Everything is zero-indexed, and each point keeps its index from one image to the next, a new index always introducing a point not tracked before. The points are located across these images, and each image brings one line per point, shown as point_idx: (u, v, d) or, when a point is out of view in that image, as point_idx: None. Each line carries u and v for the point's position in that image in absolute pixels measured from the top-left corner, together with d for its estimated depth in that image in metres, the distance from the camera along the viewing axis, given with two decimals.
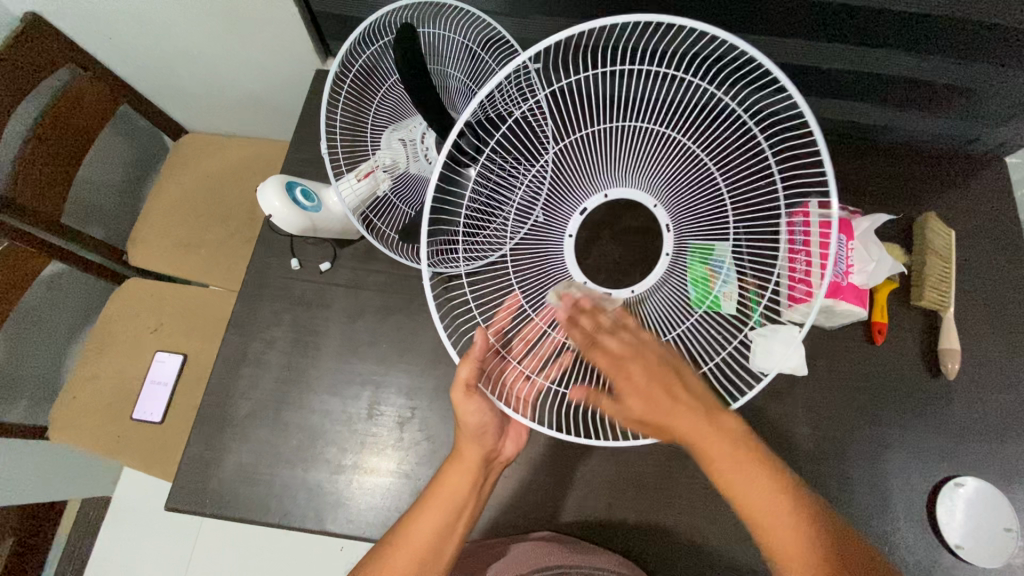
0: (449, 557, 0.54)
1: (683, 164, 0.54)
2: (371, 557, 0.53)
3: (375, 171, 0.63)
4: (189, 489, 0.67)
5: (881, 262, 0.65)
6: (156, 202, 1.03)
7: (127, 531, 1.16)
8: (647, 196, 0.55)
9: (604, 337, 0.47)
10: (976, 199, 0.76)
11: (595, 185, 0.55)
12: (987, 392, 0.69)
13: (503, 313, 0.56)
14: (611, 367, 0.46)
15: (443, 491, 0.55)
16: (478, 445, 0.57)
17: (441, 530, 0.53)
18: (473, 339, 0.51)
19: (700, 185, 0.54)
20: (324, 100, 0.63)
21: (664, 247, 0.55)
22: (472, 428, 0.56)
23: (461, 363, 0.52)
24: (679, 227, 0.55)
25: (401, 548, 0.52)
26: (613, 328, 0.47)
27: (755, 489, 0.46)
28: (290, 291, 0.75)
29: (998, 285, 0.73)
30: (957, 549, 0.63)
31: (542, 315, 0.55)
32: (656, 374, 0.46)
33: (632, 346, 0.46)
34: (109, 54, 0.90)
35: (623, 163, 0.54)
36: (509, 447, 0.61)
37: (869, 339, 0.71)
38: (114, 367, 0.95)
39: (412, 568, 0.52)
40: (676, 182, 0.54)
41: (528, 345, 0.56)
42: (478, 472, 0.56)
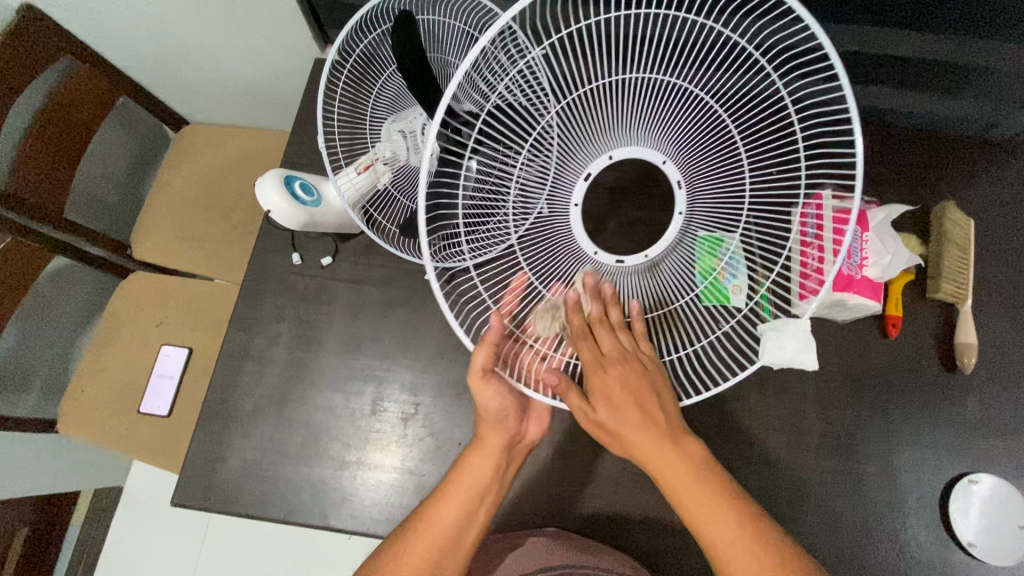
0: (469, 545, 0.53)
1: (694, 122, 0.51)
2: (390, 546, 0.52)
3: (374, 165, 0.62)
4: (195, 485, 0.67)
5: (898, 254, 0.63)
6: (158, 195, 1.03)
7: (139, 521, 1.19)
8: (655, 153, 0.53)
9: (599, 330, 0.51)
10: (999, 185, 0.73)
11: (600, 147, 0.54)
12: (1004, 387, 0.67)
13: (510, 295, 0.55)
14: (595, 362, 0.50)
15: (463, 477, 0.54)
16: (499, 431, 0.57)
17: (463, 517, 0.53)
18: (489, 324, 0.50)
19: (710, 144, 0.52)
20: (321, 90, 0.61)
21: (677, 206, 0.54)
22: (493, 413, 0.56)
23: (476, 350, 0.51)
24: (690, 185, 0.54)
25: (422, 533, 0.52)
26: (614, 327, 0.52)
27: (712, 504, 0.46)
28: (292, 287, 0.74)
29: (1018, 277, 0.70)
30: (969, 547, 0.62)
31: (553, 290, 0.54)
32: (631, 383, 0.49)
33: (624, 351, 0.51)
34: (108, 45, 0.89)
35: (628, 122, 0.52)
36: (533, 428, 0.61)
37: (883, 334, 0.69)
38: (121, 361, 0.96)
39: (430, 552, 0.51)
40: (686, 140, 0.52)
41: (541, 325, 0.56)
42: (501, 459, 0.56)
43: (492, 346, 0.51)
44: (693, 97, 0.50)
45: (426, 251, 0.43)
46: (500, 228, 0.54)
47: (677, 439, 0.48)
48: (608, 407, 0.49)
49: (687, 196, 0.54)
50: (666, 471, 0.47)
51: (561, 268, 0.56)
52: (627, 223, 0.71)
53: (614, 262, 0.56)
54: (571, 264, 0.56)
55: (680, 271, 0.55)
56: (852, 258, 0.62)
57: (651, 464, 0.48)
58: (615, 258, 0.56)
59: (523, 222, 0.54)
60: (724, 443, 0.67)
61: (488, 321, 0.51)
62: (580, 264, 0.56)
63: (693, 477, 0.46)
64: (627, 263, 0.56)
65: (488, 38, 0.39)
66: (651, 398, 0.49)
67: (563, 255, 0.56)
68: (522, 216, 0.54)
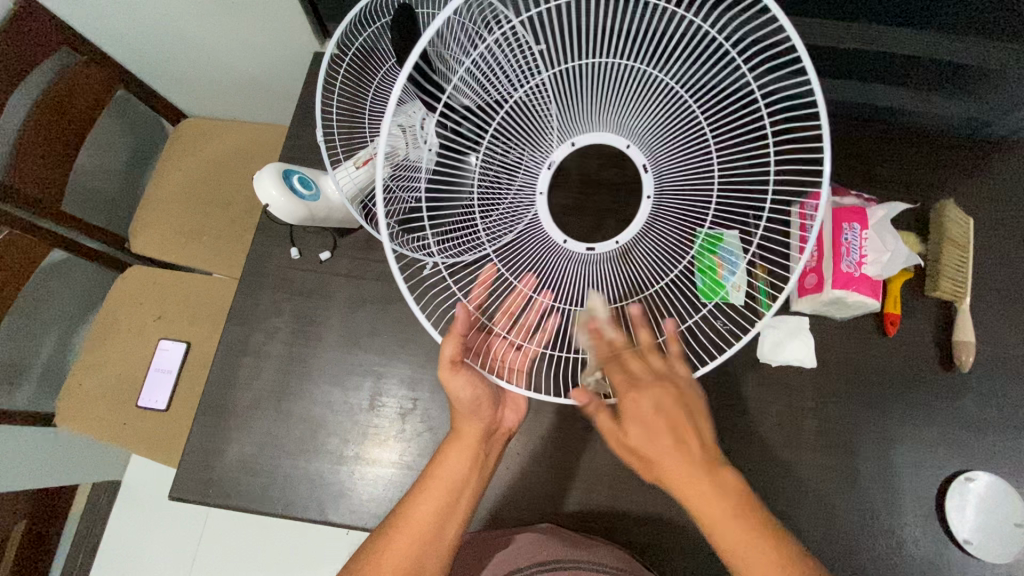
0: (451, 538, 0.53)
1: (659, 105, 0.50)
2: (373, 542, 0.53)
3: (373, 159, 0.61)
4: (193, 479, 0.67)
5: (897, 251, 0.63)
6: (156, 189, 1.02)
7: (137, 515, 1.19)
8: (619, 138, 0.53)
9: (627, 356, 0.49)
10: (996, 185, 0.73)
11: (564, 134, 0.53)
12: (1001, 385, 0.68)
13: (480, 287, 0.56)
14: (625, 384, 0.48)
15: (442, 473, 0.54)
16: (475, 421, 0.56)
17: (441, 511, 0.53)
18: (456, 315, 0.50)
19: (681, 130, 0.51)
20: (319, 83, 0.60)
21: (646, 190, 0.54)
22: (467, 404, 0.55)
23: (446, 341, 0.50)
24: (656, 168, 0.54)
25: (401, 528, 0.52)
26: (644, 351, 0.50)
27: (733, 521, 0.45)
28: (290, 281, 0.74)
29: (1016, 275, 0.71)
30: (965, 545, 0.62)
31: (525, 281, 0.55)
32: (664, 406, 0.47)
33: (653, 372, 0.49)
34: (106, 37, 0.89)
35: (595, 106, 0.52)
36: (510, 416, 0.60)
37: (881, 331, 0.69)
38: (119, 355, 0.96)
39: (410, 548, 0.51)
40: (653, 127, 0.52)
41: (512, 316, 0.57)
42: (477, 449, 0.56)
43: (460, 337, 0.50)
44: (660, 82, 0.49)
45: (385, 235, 0.42)
46: (468, 220, 0.55)
47: (712, 464, 0.46)
48: (641, 432, 0.47)
49: (654, 179, 0.54)
50: (703, 505, 0.46)
51: (532, 259, 0.56)
52: (625, 220, 0.71)
53: (586, 250, 0.55)
54: (545, 254, 0.55)
55: (654, 257, 0.55)
56: (851, 255, 0.63)
57: (678, 488, 0.47)
58: (585, 247, 0.55)
59: (490, 213, 0.54)
60: (721, 441, 0.67)
61: (455, 311, 0.51)
62: (549, 253, 0.56)
63: (726, 507, 0.45)
64: (596, 250, 0.55)
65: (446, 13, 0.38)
66: (684, 424, 0.47)
67: (533, 245, 0.55)
68: (490, 202, 0.53)
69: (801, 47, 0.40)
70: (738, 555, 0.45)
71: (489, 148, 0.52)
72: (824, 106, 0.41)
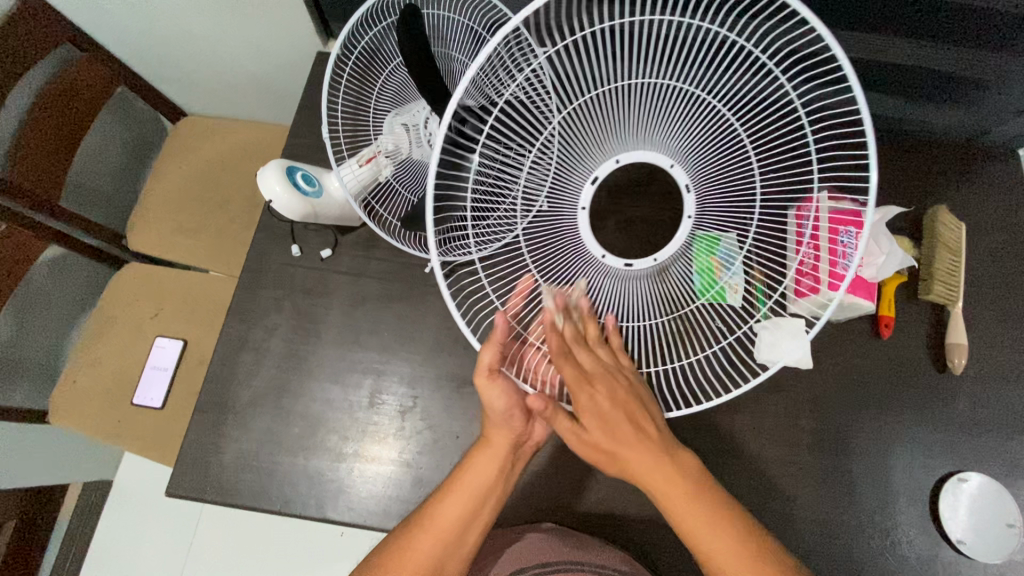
0: (473, 541, 0.54)
1: (704, 125, 0.51)
2: (393, 542, 0.53)
3: (377, 157, 0.62)
4: (191, 475, 0.67)
5: (892, 254, 0.64)
6: (154, 186, 1.02)
7: (129, 515, 1.17)
8: (663, 156, 0.53)
9: (575, 350, 0.50)
10: (986, 190, 0.74)
11: (608, 151, 0.54)
12: (993, 387, 0.69)
13: (517, 296, 0.55)
14: (580, 380, 0.49)
15: (470, 477, 0.54)
16: (507, 430, 0.55)
17: (467, 515, 0.53)
18: (494, 324, 0.49)
19: (721, 148, 0.52)
20: (325, 83, 0.61)
21: (686, 211, 0.54)
22: (500, 415, 0.54)
23: (485, 348, 0.50)
24: (700, 190, 0.53)
25: (426, 528, 0.52)
26: (592, 342, 0.51)
27: (687, 502, 0.50)
28: (290, 278, 0.74)
29: (1006, 280, 0.72)
30: (959, 544, 0.63)
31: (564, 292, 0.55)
32: (616, 393, 0.51)
33: (603, 367, 0.51)
34: (107, 33, 0.89)
35: (638, 125, 0.52)
36: (540, 427, 0.58)
37: (875, 333, 0.70)
38: (115, 352, 0.95)
39: (436, 550, 0.52)
40: (696, 145, 0.52)
41: (549, 326, 0.56)
42: (506, 457, 0.56)
43: (497, 345, 0.50)
44: (707, 104, 0.50)
45: (433, 247, 0.45)
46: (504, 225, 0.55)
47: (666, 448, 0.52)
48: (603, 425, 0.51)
49: (697, 200, 0.53)
50: (670, 492, 0.50)
51: (571, 270, 0.56)
52: (626, 222, 0.72)
53: (624, 265, 0.55)
54: (583, 267, 0.56)
55: (687, 275, 0.56)
56: None
57: (636, 471, 0.51)
58: (624, 262, 0.55)
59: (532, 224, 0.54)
60: (718, 441, 0.68)
61: (493, 320, 0.50)
62: (589, 266, 0.56)
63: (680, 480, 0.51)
64: (635, 266, 0.55)
65: (496, 40, 0.41)
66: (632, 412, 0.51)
67: (573, 255, 0.56)
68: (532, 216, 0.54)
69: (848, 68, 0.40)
70: (701, 539, 0.49)
71: (535, 164, 0.52)
72: (869, 125, 0.42)
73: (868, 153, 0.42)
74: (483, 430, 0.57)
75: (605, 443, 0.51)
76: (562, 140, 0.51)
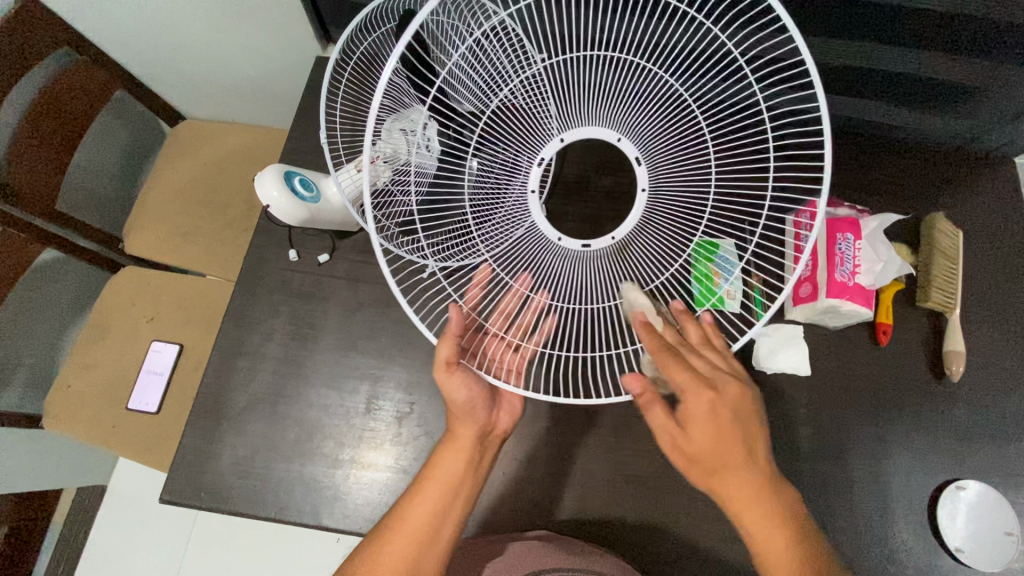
0: (446, 541, 0.53)
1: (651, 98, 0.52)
2: (366, 546, 0.52)
3: (374, 162, 0.62)
4: (186, 482, 0.66)
5: (890, 261, 0.64)
6: (152, 190, 1.02)
7: (123, 520, 1.16)
8: (611, 131, 0.54)
9: (669, 358, 0.47)
10: (982, 196, 0.75)
11: (552, 131, 0.54)
12: (991, 394, 0.69)
13: (475, 287, 0.56)
14: (707, 389, 0.46)
15: (438, 472, 0.54)
16: (470, 422, 0.56)
17: (438, 512, 0.53)
18: (448, 317, 0.50)
19: (673, 124, 0.52)
20: (323, 89, 0.60)
21: (640, 184, 0.55)
22: (461, 406, 0.55)
23: (440, 343, 0.51)
24: (651, 163, 0.54)
25: (397, 529, 0.52)
26: (706, 354, 0.50)
27: (780, 537, 0.47)
28: (288, 283, 0.74)
29: (1004, 287, 0.72)
30: (957, 552, 0.63)
31: (521, 281, 0.55)
32: (721, 418, 0.46)
33: (716, 373, 0.48)
34: (106, 37, 0.89)
35: (583, 102, 0.53)
36: (504, 417, 0.59)
37: (874, 340, 0.70)
38: (110, 356, 0.94)
39: (407, 551, 0.51)
40: (645, 119, 0.53)
41: (508, 317, 0.56)
42: (473, 451, 0.56)
43: (453, 338, 0.51)
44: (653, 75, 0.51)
45: (371, 223, 0.44)
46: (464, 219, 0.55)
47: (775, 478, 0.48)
48: (694, 437, 0.47)
49: (649, 173, 0.54)
50: (758, 522, 0.47)
51: (528, 257, 0.56)
52: (624, 227, 0.72)
53: (581, 247, 0.56)
54: (540, 252, 0.56)
55: (649, 253, 0.55)
56: (845, 265, 0.64)
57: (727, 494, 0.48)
58: (581, 243, 0.56)
59: (487, 217, 0.55)
60: None
61: (448, 314, 0.50)
62: (546, 251, 0.56)
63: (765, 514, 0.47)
64: (593, 247, 0.55)
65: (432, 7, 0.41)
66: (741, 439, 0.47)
67: (529, 240, 0.56)
68: (486, 207, 0.55)
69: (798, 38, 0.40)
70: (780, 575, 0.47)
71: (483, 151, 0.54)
72: (824, 103, 0.40)
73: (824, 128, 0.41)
74: (449, 425, 0.57)
75: (698, 457, 0.48)
76: (523, 109, 0.53)
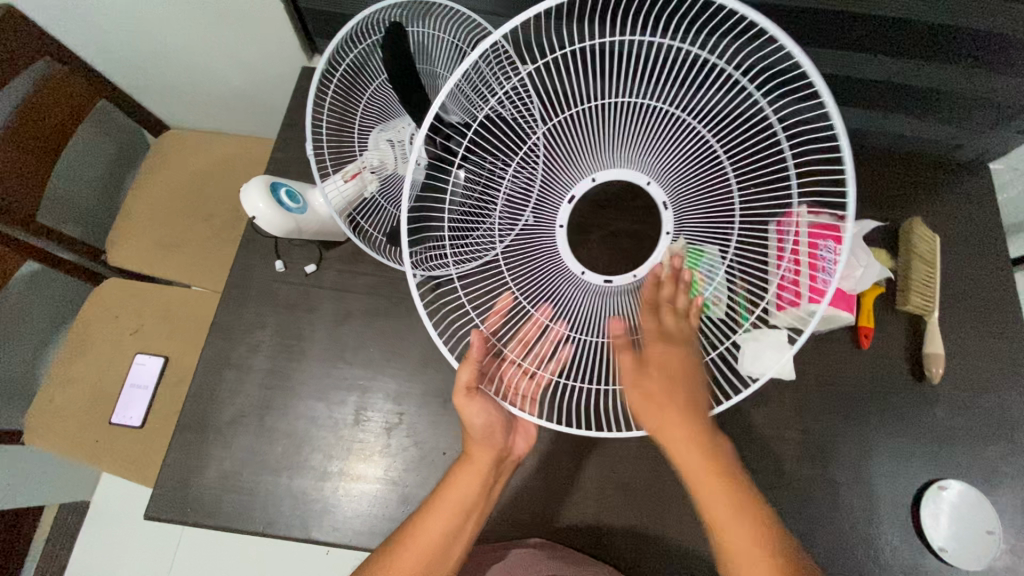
0: (456, 557, 0.53)
1: (679, 142, 0.52)
2: (376, 563, 0.52)
3: (362, 173, 0.62)
4: (172, 498, 0.65)
5: (869, 267, 0.66)
6: (136, 201, 1.01)
7: (107, 537, 1.14)
8: (640, 174, 0.54)
9: (665, 309, 0.52)
10: (960, 202, 0.77)
11: (583, 169, 0.54)
12: (970, 395, 0.70)
13: (496, 315, 0.56)
14: (654, 334, 0.51)
15: (453, 494, 0.54)
16: (488, 446, 0.56)
17: (451, 532, 0.53)
18: (470, 341, 0.51)
19: (695, 166, 0.53)
20: (310, 99, 0.61)
21: (664, 227, 0.56)
22: (480, 430, 0.55)
23: (463, 367, 0.51)
24: (677, 206, 0.55)
25: (408, 547, 0.52)
26: (681, 311, 0.52)
27: (738, 504, 0.46)
28: (275, 294, 0.73)
29: (981, 290, 0.74)
30: (941, 552, 0.64)
31: (542, 310, 0.56)
32: (679, 382, 0.49)
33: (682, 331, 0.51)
34: (89, 47, 0.88)
35: (614, 143, 0.53)
36: (520, 443, 0.61)
37: (855, 344, 0.71)
38: (93, 371, 0.93)
39: (418, 568, 0.51)
40: (672, 162, 0.53)
41: (527, 346, 0.57)
42: (489, 475, 0.56)
43: (475, 363, 0.51)
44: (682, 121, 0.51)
45: (406, 258, 0.45)
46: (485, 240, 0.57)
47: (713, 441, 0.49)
48: (653, 398, 0.49)
49: (675, 216, 0.55)
50: (706, 481, 0.47)
51: (549, 289, 0.57)
52: (611, 235, 0.73)
53: (602, 282, 0.57)
54: (561, 285, 0.57)
55: None
56: None
57: (679, 454, 0.48)
58: (603, 278, 0.57)
59: (510, 235, 0.55)
60: None
61: (470, 337, 0.51)
62: (567, 284, 0.57)
63: (717, 476, 0.47)
64: (616, 282, 0.57)
65: (477, 54, 0.40)
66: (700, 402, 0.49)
67: (551, 273, 0.57)
68: (509, 225, 0.55)
69: (817, 80, 0.41)
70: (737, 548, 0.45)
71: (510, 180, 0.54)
72: (840, 123, 0.42)
73: (844, 167, 0.43)
74: (465, 447, 0.57)
75: (651, 397, 0.49)
76: (546, 148, 0.53)
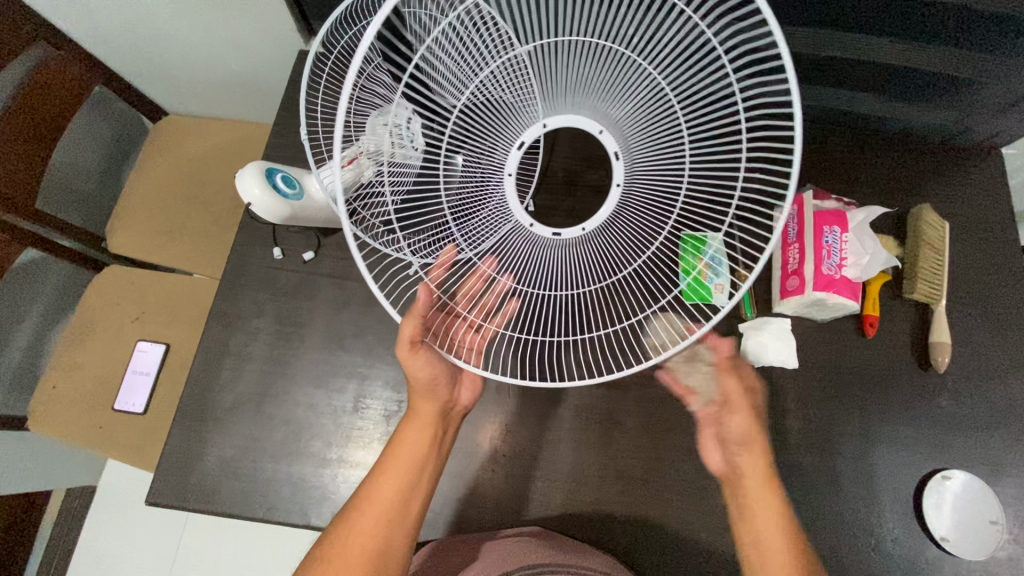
0: (415, 512, 0.54)
1: (636, 90, 0.52)
2: (336, 527, 0.52)
3: (359, 158, 0.54)
4: (173, 483, 0.66)
5: (876, 254, 0.65)
6: (135, 187, 1.00)
7: (114, 522, 1.16)
8: (592, 123, 0.57)
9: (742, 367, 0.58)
10: (967, 190, 0.75)
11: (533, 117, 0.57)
12: (977, 385, 0.69)
13: (441, 270, 0.55)
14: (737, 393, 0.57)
15: (403, 449, 0.55)
16: (432, 400, 0.57)
17: (404, 488, 0.54)
18: (417, 296, 0.49)
19: (651, 109, 0.52)
20: (304, 81, 0.58)
21: (614, 177, 0.58)
22: (424, 384, 0.56)
23: (404, 323, 0.50)
24: (626, 156, 0.57)
25: (364, 508, 0.52)
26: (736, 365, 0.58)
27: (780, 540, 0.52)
28: (273, 281, 0.73)
29: (991, 279, 0.72)
30: (942, 542, 0.63)
31: (487, 262, 0.58)
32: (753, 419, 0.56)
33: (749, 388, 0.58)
34: (86, 33, 0.87)
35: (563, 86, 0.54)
36: (466, 395, 0.61)
37: (859, 333, 0.70)
38: (96, 357, 0.93)
39: (377, 525, 0.52)
40: (630, 114, 0.54)
41: (471, 298, 0.59)
42: (434, 428, 0.57)
43: (418, 321, 0.50)
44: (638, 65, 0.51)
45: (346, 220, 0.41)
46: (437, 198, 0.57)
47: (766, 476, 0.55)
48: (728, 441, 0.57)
49: (624, 166, 0.57)
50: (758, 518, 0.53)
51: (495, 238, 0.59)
52: None
53: (551, 234, 0.60)
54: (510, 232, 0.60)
55: (613, 242, 0.59)
56: (832, 257, 0.64)
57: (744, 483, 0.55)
58: (551, 232, 0.59)
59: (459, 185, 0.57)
60: None
61: (417, 293, 0.49)
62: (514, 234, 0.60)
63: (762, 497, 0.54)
64: (563, 236, 0.59)
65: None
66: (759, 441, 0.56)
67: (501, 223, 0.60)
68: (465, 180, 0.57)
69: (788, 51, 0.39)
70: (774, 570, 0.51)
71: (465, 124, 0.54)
72: (798, 98, 0.41)
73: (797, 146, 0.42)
74: (410, 403, 0.58)
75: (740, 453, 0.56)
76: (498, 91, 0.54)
